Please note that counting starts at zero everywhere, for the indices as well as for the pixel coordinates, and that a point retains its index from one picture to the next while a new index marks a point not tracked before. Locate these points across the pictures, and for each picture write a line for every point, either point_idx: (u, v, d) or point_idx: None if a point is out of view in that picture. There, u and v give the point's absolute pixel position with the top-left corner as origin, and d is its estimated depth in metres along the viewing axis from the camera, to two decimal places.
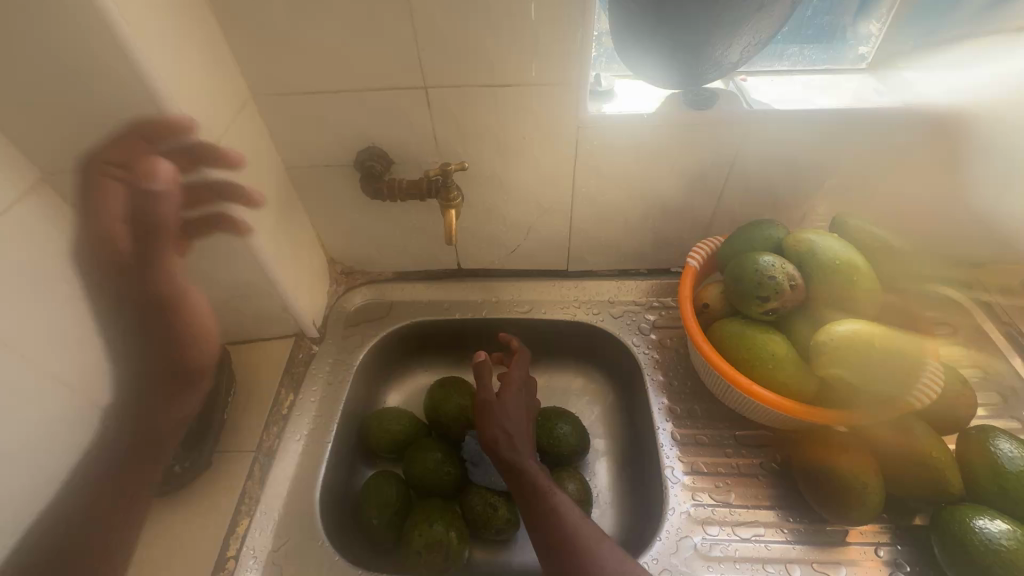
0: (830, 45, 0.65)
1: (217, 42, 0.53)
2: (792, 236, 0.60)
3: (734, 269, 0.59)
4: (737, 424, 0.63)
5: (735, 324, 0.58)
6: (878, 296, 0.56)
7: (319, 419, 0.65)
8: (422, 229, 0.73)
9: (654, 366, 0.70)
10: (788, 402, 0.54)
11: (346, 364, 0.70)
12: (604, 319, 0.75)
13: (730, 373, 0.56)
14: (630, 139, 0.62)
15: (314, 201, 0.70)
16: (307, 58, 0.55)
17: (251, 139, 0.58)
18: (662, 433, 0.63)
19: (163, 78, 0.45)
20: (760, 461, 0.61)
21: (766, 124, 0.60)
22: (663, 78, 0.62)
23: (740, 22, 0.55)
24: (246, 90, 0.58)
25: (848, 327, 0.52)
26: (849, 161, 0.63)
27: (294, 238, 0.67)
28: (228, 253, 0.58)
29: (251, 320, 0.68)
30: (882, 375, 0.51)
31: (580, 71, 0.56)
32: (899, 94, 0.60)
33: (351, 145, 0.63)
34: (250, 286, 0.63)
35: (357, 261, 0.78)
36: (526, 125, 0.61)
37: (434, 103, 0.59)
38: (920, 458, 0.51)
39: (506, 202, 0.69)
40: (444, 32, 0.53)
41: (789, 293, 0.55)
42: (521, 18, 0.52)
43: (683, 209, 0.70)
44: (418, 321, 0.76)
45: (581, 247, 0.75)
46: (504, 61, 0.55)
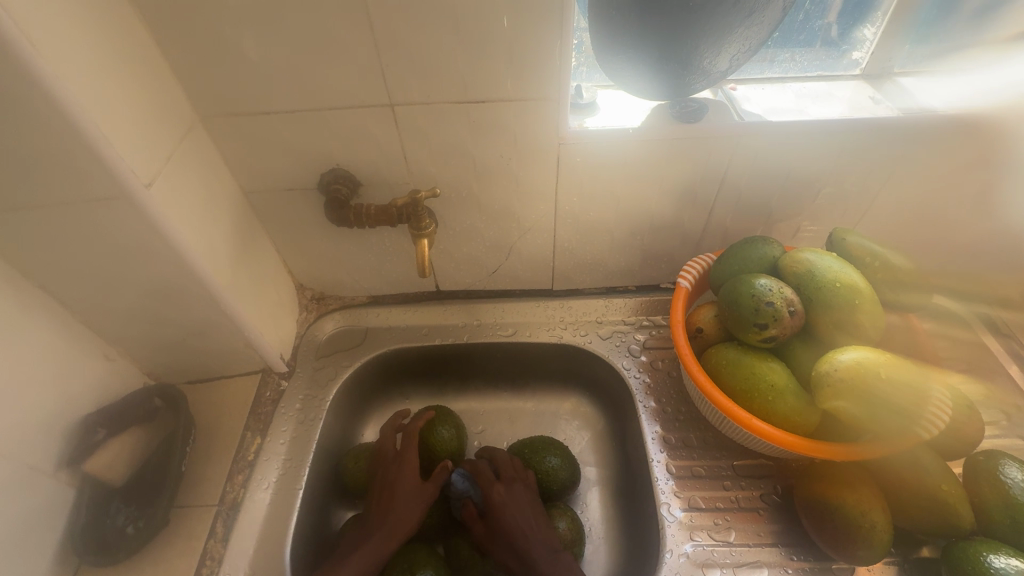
0: (822, 52, 0.62)
1: (152, 60, 0.47)
2: (787, 255, 0.57)
3: (728, 293, 0.55)
4: (735, 453, 0.60)
5: (731, 352, 0.55)
6: (880, 319, 0.53)
7: (288, 465, 0.60)
8: (396, 252, 0.68)
9: (646, 391, 0.66)
10: (790, 437, 0.51)
11: (318, 400, 0.65)
12: (592, 341, 0.71)
13: (728, 407, 0.52)
14: (616, 155, 0.58)
15: (277, 227, 0.65)
16: (258, 75, 0.50)
17: (201, 165, 0.53)
18: (656, 467, 0.59)
19: (86, 105, 0.40)
20: (760, 494, 0.57)
21: (759, 137, 0.57)
22: (649, 91, 0.58)
23: (729, 30, 0.51)
24: (190, 111, 0.52)
25: (851, 357, 0.49)
26: (845, 173, 0.61)
27: (256, 268, 0.62)
28: (179, 290, 0.53)
29: (211, 358, 0.63)
30: (890, 408, 0.48)
31: (561, 84, 0.52)
32: (895, 103, 0.58)
33: (314, 166, 0.58)
34: (207, 323, 0.58)
35: (328, 286, 0.73)
36: (504, 143, 0.56)
37: (402, 121, 0.54)
38: (926, 492, 0.49)
39: (486, 222, 0.65)
40: (408, 44, 0.48)
41: (789, 319, 0.52)
42: (493, 29, 0.48)
43: (672, 225, 0.66)
44: (395, 350, 0.71)
45: (566, 266, 0.71)
46: (477, 76, 0.51)
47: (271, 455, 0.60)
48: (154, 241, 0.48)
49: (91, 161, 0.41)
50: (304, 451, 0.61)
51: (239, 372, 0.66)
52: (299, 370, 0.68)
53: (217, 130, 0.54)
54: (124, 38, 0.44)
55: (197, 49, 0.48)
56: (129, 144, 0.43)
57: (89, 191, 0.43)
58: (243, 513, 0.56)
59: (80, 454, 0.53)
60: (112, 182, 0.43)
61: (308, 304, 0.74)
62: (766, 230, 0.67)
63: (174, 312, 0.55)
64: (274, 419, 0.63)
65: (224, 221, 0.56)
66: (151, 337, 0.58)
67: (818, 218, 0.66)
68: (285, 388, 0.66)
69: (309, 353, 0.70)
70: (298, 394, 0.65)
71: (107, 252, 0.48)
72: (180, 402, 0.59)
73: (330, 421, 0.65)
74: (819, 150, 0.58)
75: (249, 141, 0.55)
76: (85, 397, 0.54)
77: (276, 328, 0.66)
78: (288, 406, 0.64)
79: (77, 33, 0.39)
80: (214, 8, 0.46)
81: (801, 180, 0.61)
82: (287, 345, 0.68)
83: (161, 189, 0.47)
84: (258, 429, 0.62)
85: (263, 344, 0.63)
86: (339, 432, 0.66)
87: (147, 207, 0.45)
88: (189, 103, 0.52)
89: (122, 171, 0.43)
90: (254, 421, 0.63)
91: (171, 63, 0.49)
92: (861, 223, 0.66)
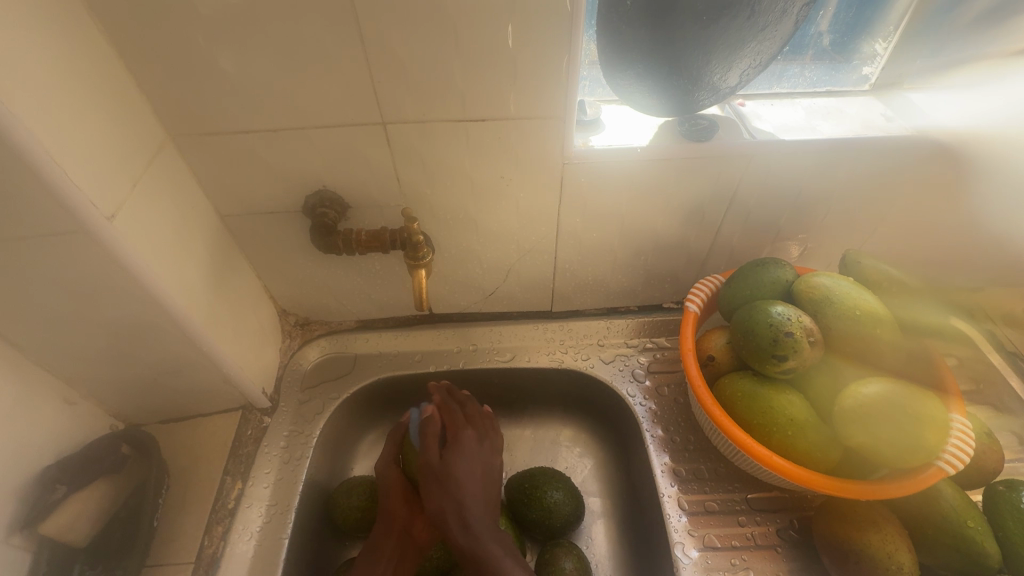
0: (832, 66, 0.60)
1: (114, 78, 0.43)
2: (802, 279, 0.55)
3: (742, 321, 0.53)
4: (748, 485, 0.58)
5: (747, 384, 0.52)
6: (902, 347, 0.51)
7: (273, 511, 0.55)
8: (386, 276, 0.64)
9: (653, 419, 0.63)
10: (810, 475, 0.48)
11: (303, 438, 0.60)
12: (595, 365, 0.67)
13: (748, 445, 0.49)
14: (622, 175, 0.54)
15: (257, 251, 0.60)
16: (235, 92, 0.46)
17: (172, 190, 0.48)
18: (667, 502, 0.56)
19: (35, 131, 0.35)
20: (777, 529, 0.55)
21: (772, 156, 0.54)
22: (655, 107, 0.55)
23: (742, 44, 0.48)
24: (160, 131, 0.48)
25: (874, 390, 0.47)
26: (855, 192, 0.59)
27: (235, 297, 0.57)
28: (150, 328, 0.48)
29: (187, 395, 0.58)
30: (914, 444, 0.46)
31: (567, 101, 0.48)
32: (908, 121, 0.56)
33: (298, 188, 0.54)
34: (183, 361, 0.53)
35: (313, 311, 0.68)
36: (504, 163, 0.53)
37: (395, 140, 0.50)
38: (952, 530, 0.47)
39: (483, 244, 0.61)
40: (403, 61, 0.45)
41: (808, 350, 0.49)
42: (495, 43, 0.44)
43: (678, 245, 0.64)
44: (386, 378, 0.66)
45: (566, 287, 0.68)
46: (478, 93, 0.47)
47: (253, 501, 0.56)
48: (120, 278, 0.43)
49: (41, 191, 0.36)
50: (289, 495, 0.56)
51: (217, 408, 0.61)
52: (283, 404, 0.63)
53: (191, 151, 0.50)
54: (80, 51, 0.39)
55: (165, 63, 0.44)
56: (87, 173, 0.39)
57: (41, 226, 0.38)
58: (223, 567, 0.51)
59: (37, 514, 0.48)
60: (70, 215, 0.38)
61: (292, 329, 0.69)
62: (773, 248, 0.65)
63: (143, 351, 0.50)
64: (256, 460, 0.58)
65: (198, 250, 0.51)
66: (118, 377, 0.52)
67: (826, 237, 0.64)
68: (268, 425, 0.61)
69: (293, 385, 0.65)
70: (282, 431, 0.61)
71: (66, 291, 0.43)
72: (151, 447, 0.55)
73: (317, 459, 0.60)
74: (831, 169, 0.56)
75: (226, 161, 0.51)
76: (42, 448, 0.49)
77: (258, 361, 0.61)
78: (272, 445, 0.60)
79: (23, 48, 0.34)
80: (185, 18, 0.41)
81: (811, 200, 0.59)
82: (270, 376, 0.63)
83: (126, 221, 0.42)
84: (239, 473, 0.57)
85: (243, 379, 0.58)
86: (327, 469, 0.62)
87: (110, 242, 0.40)
88: (158, 121, 0.47)
89: (79, 203, 0.38)
90: (234, 463, 0.58)
91: (137, 79, 0.44)
92: (869, 242, 0.64)
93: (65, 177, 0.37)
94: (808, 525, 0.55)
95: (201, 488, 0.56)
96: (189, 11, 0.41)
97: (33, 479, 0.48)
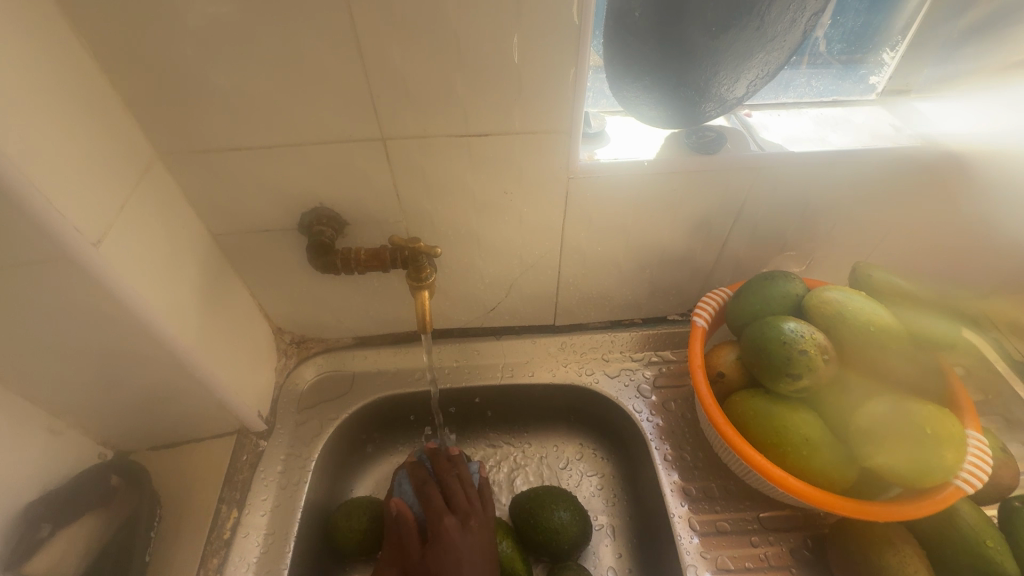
0: (840, 76, 0.60)
1: (98, 95, 0.41)
2: (811, 293, 0.54)
3: (754, 338, 0.51)
4: (759, 503, 0.57)
5: (759, 402, 0.51)
6: (917, 362, 0.50)
7: (270, 540, 0.53)
8: (386, 293, 0.62)
9: (660, 435, 0.62)
10: (827, 496, 0.47)
11: (301, 461, 0.58)
12: (599, 380, 0.66)
13: (763, 465, 0.48)
14: (628, 188, 0.53)
15: (252, 270, 0.58)
16: (228, 106, 0.44)
17: (161, 210, 0.46)
18: (678, 523, 0.55)
19: (12, 153, 0.33)
20: (791, 548, 0.54)
21: (780, 168, 0.53)
22: (661, 119, 0.54)
23: (750, 53, 0.47)
24: (148, 149, 0.45)
25: (893, 408, 0.46)
26: (862, 202, 0.58)
27: (229, 318, 0.55)
28: (139, 354, 0.46)
29: (180, 420, 0.55)
30: (934, 464, 0.45)
31: (573, 114, 0.47)
32: (916, 130, 0.55)
33: (294, 206, 0.52)
34: (174, 387, 0.51)
35: (309, 329, 0.66)
36: (509, 177, 0.51)
37: (394, 155, 0.48)
38: (970, 550, 0.46)
39: (485, 259, 0.59)
40: (403, 75, 0.43)
41: (823, 368, 0.48)
42: (501, 55, 0.43)
43: (683, 258, 0.62)
44: (385, 397, 0.64)
45: (570, 301, 0.66)
46: (482, 108, 0.46)
47: (250, 531, 0.53)
48: (108, 306, 0.41)
49: (21, 219, 0.34)
50: (287, 522, 0.54)
51: (210, 433, 0.59)
52: (279, 426, 0.61)
53: (180, 167, 0.48)
54: (61, 67, 0.37)
55: (154, 77, 0.41)
56: (69, 196, 0.36)
57: (21, 254, 0.36)
58: None
59: (21, 552, 0.45)
60: (51, 243, 0.36)
61: (287, 348, 0.67)
62: (779, 260, 0.64)
63: (132, 377, 0.48)
64: (253, 486, 0.56)
65: (189, 271, 0.49)
66: (107, 404, 0.50)
67: (833, 249, 0.63)
68: (264, 448, 0.59)
69: (290, 406, 0.63)
70: (279, 455, 0.59)
71: (50, 321, 0.41)
72: (143, 478, 0.55)
73: (316, 483, 0.58)
74: (841, 180, 0.55)
75: (218, 179, 0.49)
76: (27, 481, 0.47)
77: (253, 383, 0.59)
78: (268, 470, 0.58)
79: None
80: (175, 32, 0.39)
81: (819, 212, 0.58)
82: (265, 398, 0.61)
83: (113, 245, 0.40)
84: (234, 501, 0.55)
85: (238, 403, 0.56)
86: (325, 493, 0.60)
87: (95, 270, 0.38)
88: (145, 137, 0.45)
89: (63, 230, 0.36)
90: (229, 490, 0.56)
91: (123, 94, 0.42)
92: (876, 252, 0.63)
93: (45, 203, 0.35)
94: (822, 544, 0.54)
95: (196, 517, 0.54)
96: (181, 22, 0.39)
97: (18, 514, 0.46)
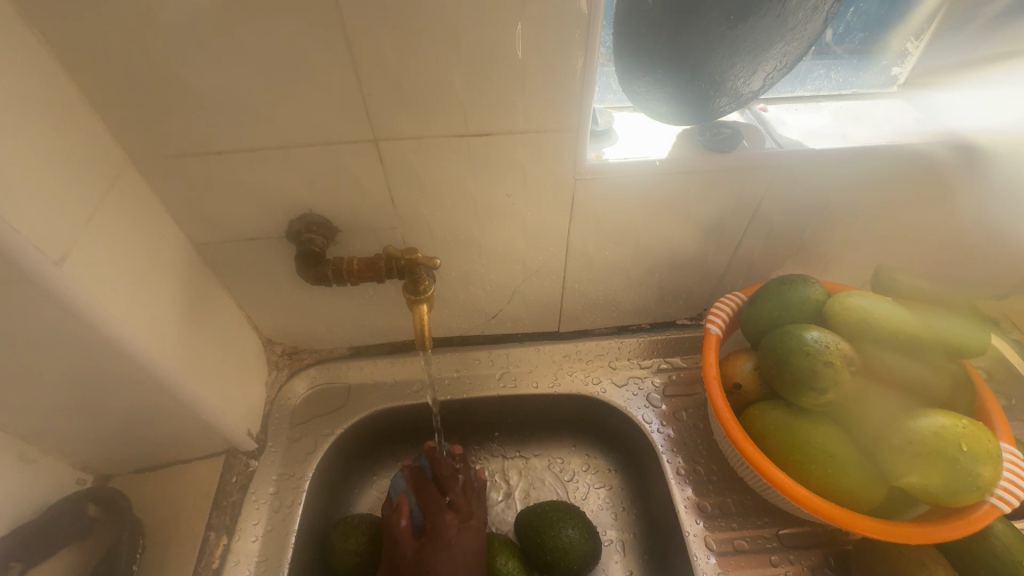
0: (860, 66, 0.57)
1: (60, 97, 0.37)
2: (833, 298, 0.51)
3: (773, 348, 0.48)
4: (778, 519, 0.54)
5: (781, 416, 0.48)
6: (946, 372, 0.47)
7: (263, 568, 0.50)
8: (381, 302, 0.58)
9: (672, 448, 0.59)
10: (854, 517, 0.44)
11: (294, 481, 0.55)
12: (607, 390, 0.63)
13: (787, 485, 0.45)
14: (638, 190, 0.50)
15: (238, 280, 0.54)
16: (205, 107, 0.40)
17: (135, 221, 0.43)
18: (693, 542, 0.52)
19: None
20: (812, 568, 0.51)
21: (799, 166, 0.50)
22: (672, 115, 0.50)
23: (769, 43, 0.44)
24: (119, 155, 0.42)
25: (926, 422, 0.43)
26: (884, 200, 0.54)
27: (215, 333, 0.52)
28: (115, 377, 0.43)
29: (163, 442, 0.52)
30: (971, 483, 0.42)
31: (581, 111, 0.43)
32: (942, 124, 0.52)
33: (282, 212, 0.48)
34: (155, 409, 0.47)
35: (301, 340, 0.63)
36: (511, 179, 0.48)
37: (388, 158, 0.45)
38: (1005, 570, 0.43)
39: (486, 265, 0.56)
40: (396, 70, 0.39)
41: (849, 380, 0.45)
42: (502, 48, 0.39)
43: (695, 261, 0.59)
44: (382, 411, 0.61)
45: (575, 307, 0.63)
46: (482, 106, 0.42)
47: (240, 558, 0.50)
48: (77, 328, 0.37)
49: None
50: (280, 548, 0.51)
51: (198, 454, 0.55)
52: (271, 444, 0.58)
53: (156, 173, 0.44)
54: (16, 67, 0.34)
55: (121, 76, 0.38)
56: (26, 210, 0.33)
57: None
58: None
59: None
60: (7, 264, 0.32)
61: (278, 360, 0.63)
62: (795, 262, 0.61)
63: (109, 401, 0.45)
64: (243, 510, 0.53)
65: (168, 285, 0.45)
66: (83, 429, 0.47)
67: (852, 249, 0.60)
68: (255, 468, 0.56)
69: (282, 422, 0.60)
70: (270, 476, 0.56)
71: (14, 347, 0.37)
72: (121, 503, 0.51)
73: (311, 504, 0.55)
74: (862, 177, 0.52)
75: (198, 186, 0.45)
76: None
77: (242, 400, 0.55)
78: (260, 492, 0.55)
79: None
80: (144, 27, 0.35)
81: (839, 211, 0.55)
82: (256, 415, 0.58)
83: (79, 263, 0.36)
84: (224, 527, 0.52)
85: (225, 423, 0.52)
86: (321, 515, 0.56)
87: (60, 290, 0.35)
88: (115, 141, 0.41)
89: (20, 249, 0.32)
90: (218, 515, 0.53)
91: (90, 95, 0.39)
92: (896, 252, 0.60)
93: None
94: (845, 562, 0.51)
95: (181, 545, 0.51)
96: (148, 16, 0.35)
97: None
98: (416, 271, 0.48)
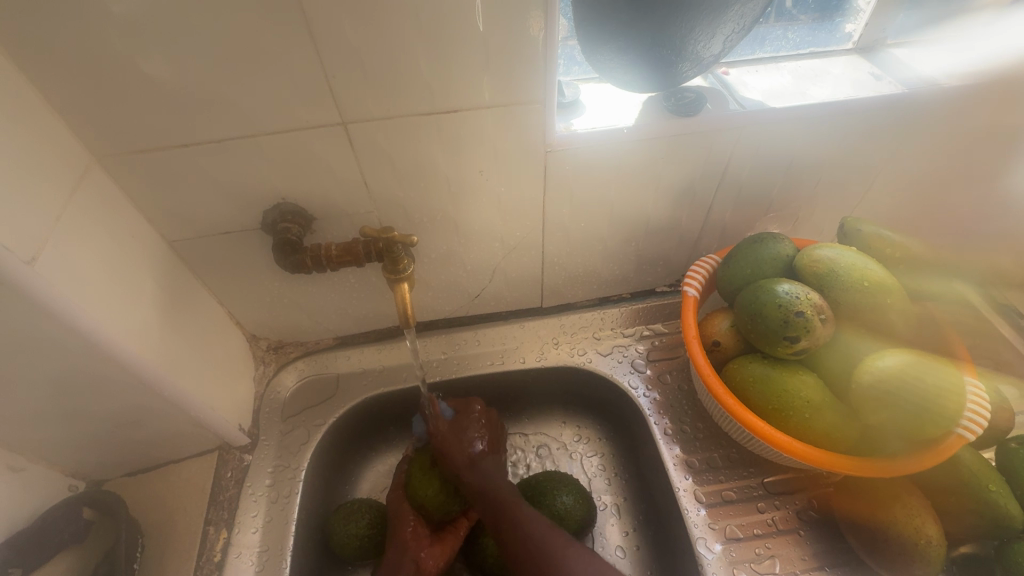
0: (818, 26, 0.58)
1: (15, 97, 0.36)
2: (803, 252, 0.52)
3: (748, 303, 0.50)
4: (763, 469, 0.56)
5: (758, 368, 0.50)
6: (910, 315, 0.49)
7: (265, 557, 0.50)
8: (363, 288, 0.59)
9: (658, 410, 0.60)
10: (829, 457, 0.46)
11: (289, 472, 0.56)
12: (592, 359, 0.64)
13: (767, 433, 0.47)
14: (608, 159, 0.51)
15: (216, 276, 0.54)
16: (167, 100, 0.39)
17: (105, 220, 0.42)
18: (684, 496, 0.54)
19: None
20: (796, 511, 0.54)
21: (762, 125, 0.51)
22: (637, 83, 0.51)
23: (725, 5, 0.44)
24: (83, 154, 0.41)
25: (890, 362, 0.46)
26: (846, 155, 0.56)
27: (197, 330, 0.52)
28: (98, 379, 0.42)
29: (154, 443, 0.52)
30: (934, 417, 0.44)
31: (546, 82, 0.44)
32: (896, 77, 0.54)
33: (255, 204, 0.48)
34: (142, 409, 0.47)
35: (286, 333, 0.63)
36: (483, 155, 0.48)
37: (358, 141, 0.45)
38: (971, 493, 0.46)
39: (465, 245, 0.56)
40: (359, 50, 0.39)
41: (820, 328, 0.47)
42: (463, 22, 0.39)
43: (669, 227, 0.61)
44: (373, 397, 0.62)
45: (556, 281, 0.64)
46: (448, 82, 0.42)
47: (242, 550, 0.51)
48: (54, 330, 0.37)
49: None
50: (282, 537, 0.52)
51: (190, 453, 0.55)
52: (264, 437, 0.58)
53: (122, 171, 0.43)
54: None
55: (76, 72, 0.37)
56: None
57: None
58: None
59: None
60: None
61: (264, 355, 0.63)
62: (765, 222, 0.63)
63: (94, 404, 0.45)
64: (241, 504, 0.54)
65: (144, 284, 0.45)
66: (70, 435, 0.47)
67: (819, 206, 0.62)
68: (250, 462, 0.56)
69: (273, 416, 0.60)
70: (266, 468, 0.56)
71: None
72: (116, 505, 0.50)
73: (309, 492, 0.55)
74: (823, 134, 0.53)
75: (167, 182, 0.45)
76: None
77: (231, 396, 0.55)
78: (256, 484, 0.55)
79: None
80: (96, 20, 0.35)
81: (804, 168, 0.57)
82: (246, 410, 0.58)
83: (51, 263, 0.36)
84: (223, 521, 0.52)
85: (215, 418, 0.52)
86: (320, 503, 0.57)
87: (34, 291, 0.35)
88: (77, 140, 0.41)
89: None
90: (216, 510, 0.53)
91: (46, 94, 0.38)
92: (860, 206, 0.62)
93: None
94: (827, 503, 0.54)
95: (181, 542, 0.51)
96: (98, 8, 0.34)
97: None
98: (393, 251, 0.48)
